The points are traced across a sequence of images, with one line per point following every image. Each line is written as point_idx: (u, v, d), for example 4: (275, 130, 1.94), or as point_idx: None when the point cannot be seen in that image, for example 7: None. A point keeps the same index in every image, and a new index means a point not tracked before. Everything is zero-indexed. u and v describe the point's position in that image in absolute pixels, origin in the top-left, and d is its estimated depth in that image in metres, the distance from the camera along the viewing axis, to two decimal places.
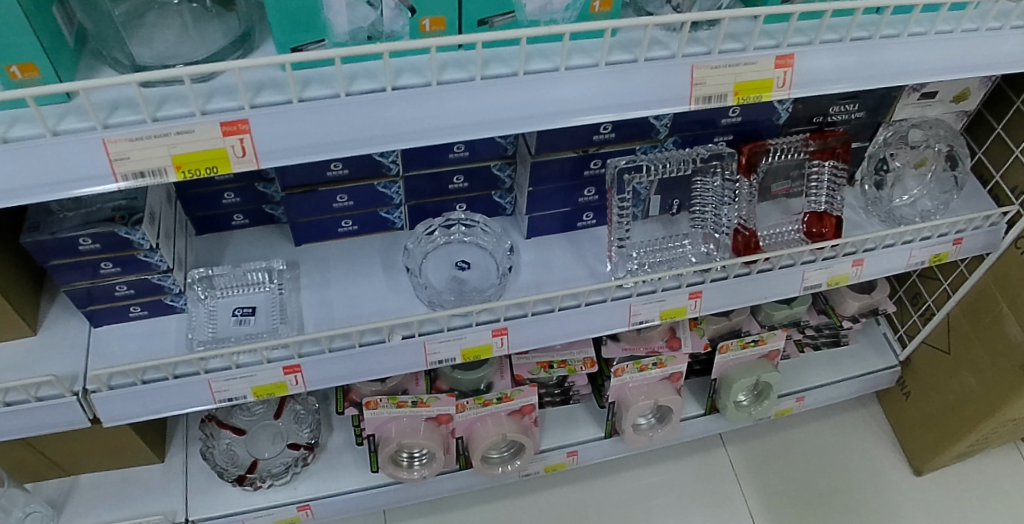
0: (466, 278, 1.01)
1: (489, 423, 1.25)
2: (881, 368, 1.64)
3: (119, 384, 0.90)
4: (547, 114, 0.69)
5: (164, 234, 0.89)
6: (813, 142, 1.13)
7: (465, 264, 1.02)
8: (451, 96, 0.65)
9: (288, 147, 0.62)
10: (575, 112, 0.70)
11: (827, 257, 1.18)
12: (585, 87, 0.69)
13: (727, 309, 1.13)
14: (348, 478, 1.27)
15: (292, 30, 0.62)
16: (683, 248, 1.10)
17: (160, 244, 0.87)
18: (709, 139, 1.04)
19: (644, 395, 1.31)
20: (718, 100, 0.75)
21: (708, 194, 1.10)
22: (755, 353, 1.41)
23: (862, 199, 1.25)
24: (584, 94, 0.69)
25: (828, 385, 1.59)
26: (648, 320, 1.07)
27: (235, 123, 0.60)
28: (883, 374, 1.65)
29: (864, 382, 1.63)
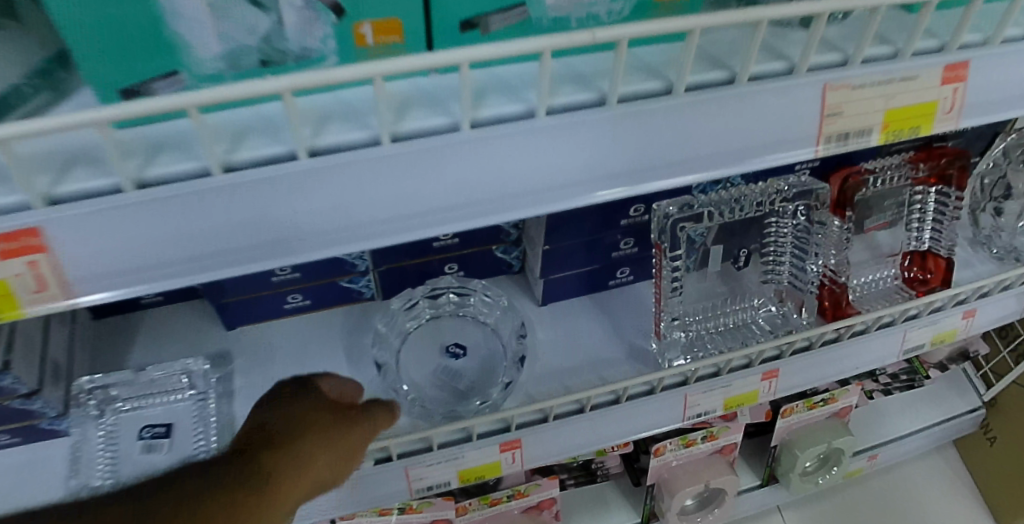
0: (460, 370, 0.73)
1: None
2: (963, 412, 1.36)
3: None
4: (589, 180, 0.41)
5: (22, 341, 0.61)
6: (921, 164, 0.88)
7: (458, 350, 0.74)
8: (419, 161, 0.37)
9: (133, 264, 0.35)
10: (634, 174, 0.42)
11: (934, 309, 0.91)
12: (648, 129, 0.40)
13: (809, 386, 0.85)
14: None
15: (120, 60, 0.35)
16: (752, 311, 0.82)
17: (15, 360, 0.59)
18: (789, 168, 0.79)
19: (693, 477, 1.04)
20: (859, 137, 0.47)
21: (784, 238, 0.81)
22: (824, 413, 1.13)
23: (971, 231, 0.96)
24: (647, 144, 0.41)
25: (907, 437, 1.30)
26: (710, 411, 0.79)
27: (18, 237, 0.33)
28: (967, 420, 1.36)
29: (946, 431, 1.35)
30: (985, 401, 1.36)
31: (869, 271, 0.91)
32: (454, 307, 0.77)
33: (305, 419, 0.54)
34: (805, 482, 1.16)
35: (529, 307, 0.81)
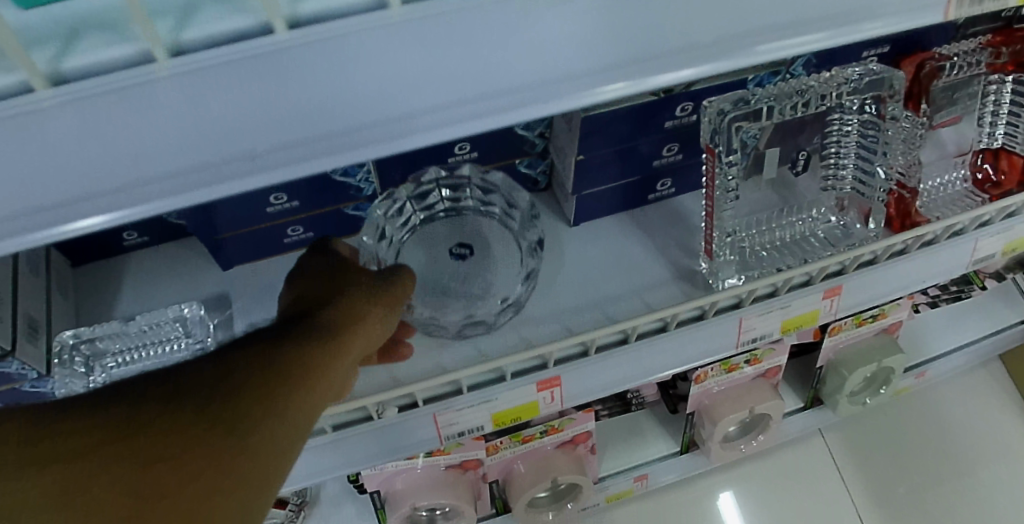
0: (468, 273, 0.65)
1: (532, 461, 0.92)
2: (1013, 323, 1.27)
3: None
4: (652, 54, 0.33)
5: None
6: (998, 48, 0.76)
7: (462, 252, 0.65)
8: (436, 32, 0.29)
9: (72, 183, 0.27)
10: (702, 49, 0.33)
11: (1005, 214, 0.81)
12: None
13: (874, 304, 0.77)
14: None
15: None
16: (811, 222, 0.73)
17: None
18: (854, 55, 0.68)
19: (736, 404, 0.98)
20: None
21: (847, 136, 0.71)
22: (873, 329, 1.06)
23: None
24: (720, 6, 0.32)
25: (957, 352, 1.23)
26: (766, 336, 0.71)
27: None
28: (1014, 330, 1.28)
29: (995, 343, 1.27)
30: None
31: (938, 174, 0.80)
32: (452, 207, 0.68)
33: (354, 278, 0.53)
34: (851, 404, 1.11)
35: (558, 229, 0.72)
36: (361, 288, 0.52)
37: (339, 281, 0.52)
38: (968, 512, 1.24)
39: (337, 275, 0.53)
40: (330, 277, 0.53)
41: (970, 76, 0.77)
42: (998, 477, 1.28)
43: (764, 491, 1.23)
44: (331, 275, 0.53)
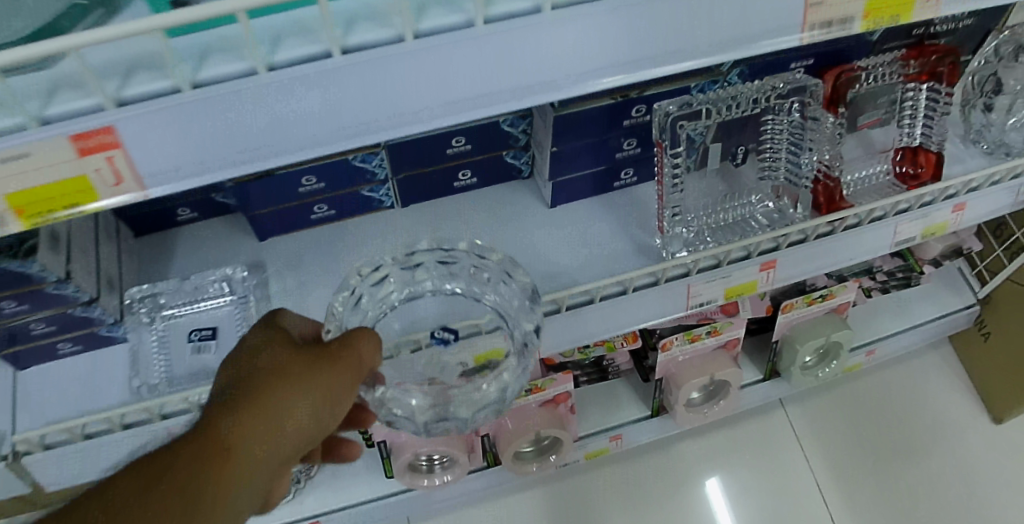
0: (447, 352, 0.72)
1: (518, 418, 1.05)
2: (958, 309, 1.40)
3: (57, 442, 0.71)
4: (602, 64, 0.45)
5: (78, 250, 0.66)
6: (913, 61, 0.88)
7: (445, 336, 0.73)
8: (441, 53, 0.41)
9: (193, 159, 0.40)
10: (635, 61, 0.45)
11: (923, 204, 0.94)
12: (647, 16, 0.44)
13: (806, 277, 0.90)
14: (363, 486, 1.10)
15: None
16: (749, 207, 0.87)
17: (74, 271, 0.64)
18: (784, 66, 0.81)
19: (697, 371, 1.11)
20: (841, 26, 0.49)
21: (780, 135, 0.85)
22: (823, 308, 1.19)
23: (963, 127, 0.97)
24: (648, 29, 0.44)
25: (905, 333, 1.36)
26: (711, 301, 0.85)
27: (93, 136, 0.37)
28: (960, 316, 1.41)
29: (941, 327, 1.40)
30: (979, 297, 1.40)
31: (863, 168, 0.94)
32: (438, 276, 0.75)
33: (283, 358, 0.58)
34: (805, 375, 1.24)
35: (540, 212, 0.86)
36: (285, 372, 0.57)
37: (270, 360, 0.58)
38: (915, 481, 1.38)
39: (268, 353, 0.59)
40: (261, 355, 0.59)
41: (891, 85, 0.89)
42: (946, 465, 1.41)
43: (731, 456, 1.37)
44: (264, 351, 0.59)
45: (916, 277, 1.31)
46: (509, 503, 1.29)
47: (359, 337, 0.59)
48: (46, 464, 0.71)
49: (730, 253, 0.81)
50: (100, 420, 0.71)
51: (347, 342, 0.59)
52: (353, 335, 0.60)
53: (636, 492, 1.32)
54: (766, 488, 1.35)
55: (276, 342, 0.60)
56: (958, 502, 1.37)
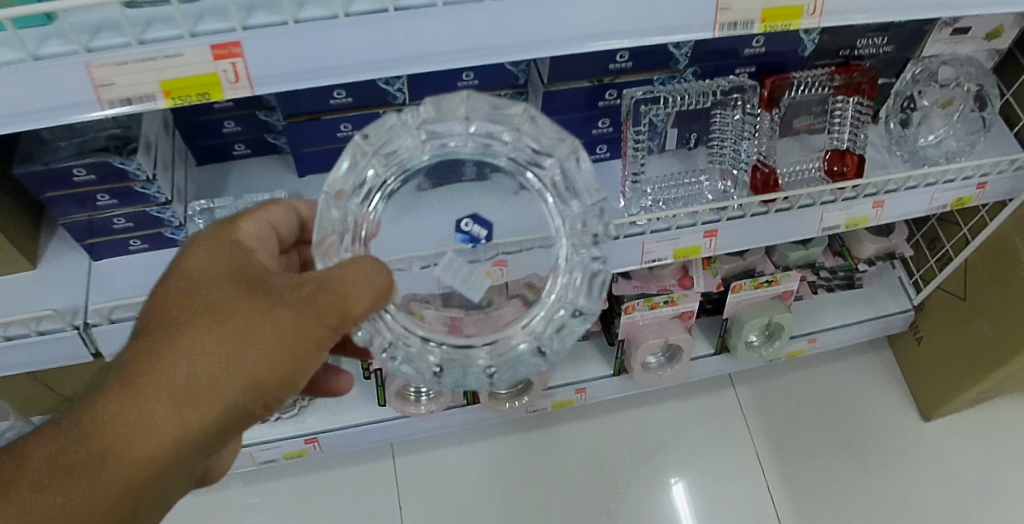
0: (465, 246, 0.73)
1: None
2: (894, 313, 1.46)
3: (120, 317, 0.84)
4: (577, 37, 0.64)
5: (161, 164, 0.80)
6: (839, 76, 1.06)
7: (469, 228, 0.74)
8: (460, 17, 0.60)
9: (286, 71, 0.59)
10: (594, 37, 0.65)
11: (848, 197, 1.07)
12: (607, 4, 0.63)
13: (743, 249, 1.07)
14: (358, 411, 1.26)
15: None
16: (700, 184, 1.04)
17: (158, 175, 0.78)
18: (730, 71, 1.00)
19: (655, 332, 1.28)
20: (744, 27, 0.70)
21: (727, 128, 1.05)
22: (769, 293, 1.31)
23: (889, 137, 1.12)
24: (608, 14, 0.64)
25: (844, 327, 1.45)
26: (660, 259, 1.03)
27: (226, 47, 0.56)
28: (896, 319, 1.47)
29: (876, 327, 1.47)
30: (915, 303, 1.46)
31: (796, 163, 1.10)
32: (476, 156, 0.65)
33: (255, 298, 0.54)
34: (750, 352, 1.40)
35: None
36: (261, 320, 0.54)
37: (235, 300, 0.54)
38: (851, 464, 1.49)
39: (240, 290, 0.55)
40: (231, 289, 0.55)
41: (819, 95, 1.07)
42: (894, 478, 1.48)
43: (685, 426, 1.51)
44: (235, 286, 0.56)
45: (859, 278, 1.43)
46: (485, 446, 1.46)
47: (348, 288, 0.53)
48: (110, 334, 0.85)
49: (678, 218, 0.99)
50: None
51: (326, 293, 0.53)
52: (333, 278, 0.53)
53: (597, 448, 1.47)
54: (717, 454, 1.48)
55: (249, 277, 0.57)
56: (895, 514, 1.44)
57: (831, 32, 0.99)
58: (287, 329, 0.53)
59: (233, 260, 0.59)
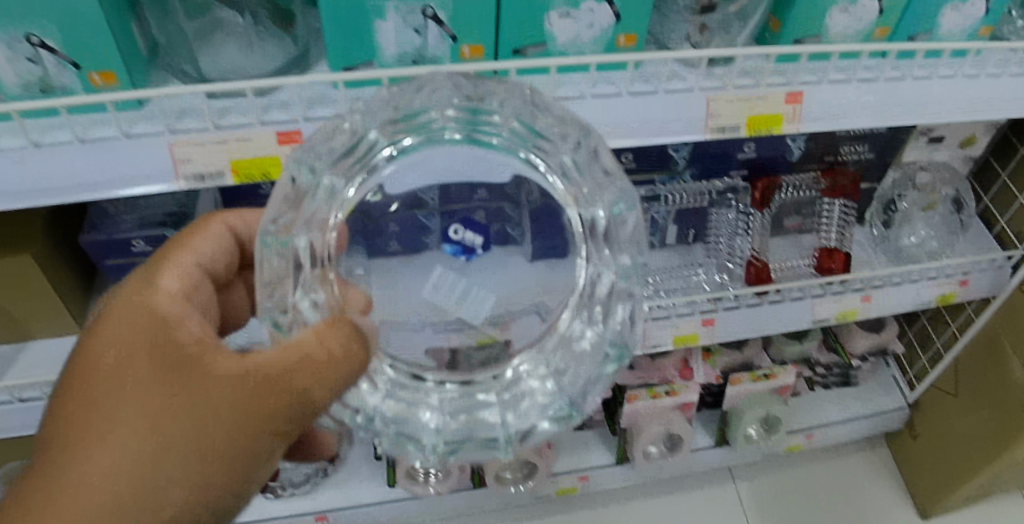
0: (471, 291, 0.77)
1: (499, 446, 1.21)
2: (889, 409, 1.49)
3: None
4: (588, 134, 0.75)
5: None
6: (824, 180, 1.12)
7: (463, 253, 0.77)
8: None
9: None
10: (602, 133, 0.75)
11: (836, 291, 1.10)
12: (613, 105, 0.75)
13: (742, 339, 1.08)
14: (366, 490, 1.27)
15: (347, 51, 0.70)
16: (698, 276, 1.11)
17: None
18: (725, 173, 1.09)
19: (656, 421, 1.28)
20: (732, 131, 0.80)
21: (722, 225, 1.13)
22: (766, 386, 1.32)
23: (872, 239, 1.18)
24: (614, 111, 0.75)
25: (841, 424, 1.47)
26: (661, 345, 1.05)
27: (289, 134, 0.66)
28: (893, 416, 1.49)
29: (873, 422, 1.49)
30: (909, 401, 1.49)
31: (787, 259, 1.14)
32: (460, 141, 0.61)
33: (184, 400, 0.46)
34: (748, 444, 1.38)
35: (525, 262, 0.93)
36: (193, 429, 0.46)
37: (171, 392, 0.47)
38: None
39: (164, 388, 0.47)
40: (154, 389, 0.47)
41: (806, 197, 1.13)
42: None
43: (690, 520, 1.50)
44: (152, 385, 0.47)
45: (853, 374, 1.50)
46: None
47: (302, 382, 0.47)
48: None
49: (677, 305, 1.02)
50: None
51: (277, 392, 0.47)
52: (300, 367, 0.48)
53: None
54: None
55: (172, 366, 0.47)
56: None
57: (818, 139, 1.06)
58: (230, 433, 0.47)
59: (146, 338, 0.49)
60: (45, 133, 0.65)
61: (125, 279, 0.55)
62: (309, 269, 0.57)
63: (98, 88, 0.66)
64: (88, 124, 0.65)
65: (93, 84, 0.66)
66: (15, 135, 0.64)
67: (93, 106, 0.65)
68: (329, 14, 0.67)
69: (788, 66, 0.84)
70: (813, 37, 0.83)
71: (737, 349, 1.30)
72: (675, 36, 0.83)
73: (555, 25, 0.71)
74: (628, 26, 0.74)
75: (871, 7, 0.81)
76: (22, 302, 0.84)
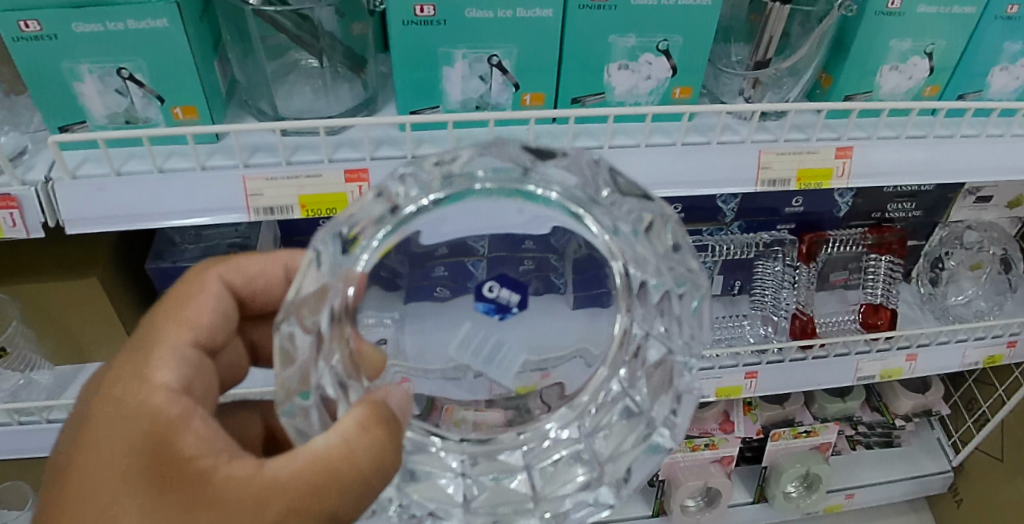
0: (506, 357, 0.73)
1: None
2: (932, 472, 1.44)
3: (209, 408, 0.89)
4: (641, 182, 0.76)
5: None
6: (872, 236, 1.11)
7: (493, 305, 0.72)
8: None
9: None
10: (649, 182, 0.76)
11: (882, 348, 1.08)
12: (668, 155, 0.76)
13: (785, 393, 1.07)
14: None
15: (415, 96, 0.74)
16: (742, 327, 1.11)
17: None
18: (772, 226, 1.09)
19: (695, 475, 1.26)
20: (783, 184, 0.81)
21: (769, 278, 1.12)
22: (807, 443, 1.31)
23: (918, 297, 1.17)
24: (669, 160, 0.76)
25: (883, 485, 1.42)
26: (703, 396, 1.05)
27: (357, 172, 0.68)
28: (936, 480, 1.44)
29: (915, 487, 1.44)
30: (954, 465, 1.44)
31: (832, 313, 1.13)
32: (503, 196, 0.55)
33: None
34: (787, 502, 1.35)
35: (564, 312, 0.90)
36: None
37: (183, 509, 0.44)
38: None
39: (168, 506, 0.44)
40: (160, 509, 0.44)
41: (853, 253, 1.12)
42: None
43: None
44: (159, 514, 0.43)
45: (896, 436, 1.46)
46: None
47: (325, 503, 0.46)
48: None
49: (721, 357, 1.02)
50: (245, 395, 0.92)
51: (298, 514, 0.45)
52: (333, 470, 0.46)
53: None
54: None
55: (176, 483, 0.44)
56: None
57: (865, 195, 1.07)
58: None
59: (148, 456, 0.45)
60: (126, 162, 0.67)
61: (119, 371, 0.51)
62: (326, 332, 0.55)
63: (178, 121, 0.69)
64: (167, 155, 0.69)
65: (176, 118, 0.69)
66: (99, 162, 0.67)
67: (172, 138, 0.69)
68: (400, 60, 0.70)
69: (838, 122, 0.86)
70: (864, 94, 0.84)
71: (779, 405, 1.26)
72: (728, 91, 0.86)
73: (613, 77, 0.74)
74: (684, 79, 0.77)
75: (921, 66, 0.83)
76: (83, 322, 0.87)
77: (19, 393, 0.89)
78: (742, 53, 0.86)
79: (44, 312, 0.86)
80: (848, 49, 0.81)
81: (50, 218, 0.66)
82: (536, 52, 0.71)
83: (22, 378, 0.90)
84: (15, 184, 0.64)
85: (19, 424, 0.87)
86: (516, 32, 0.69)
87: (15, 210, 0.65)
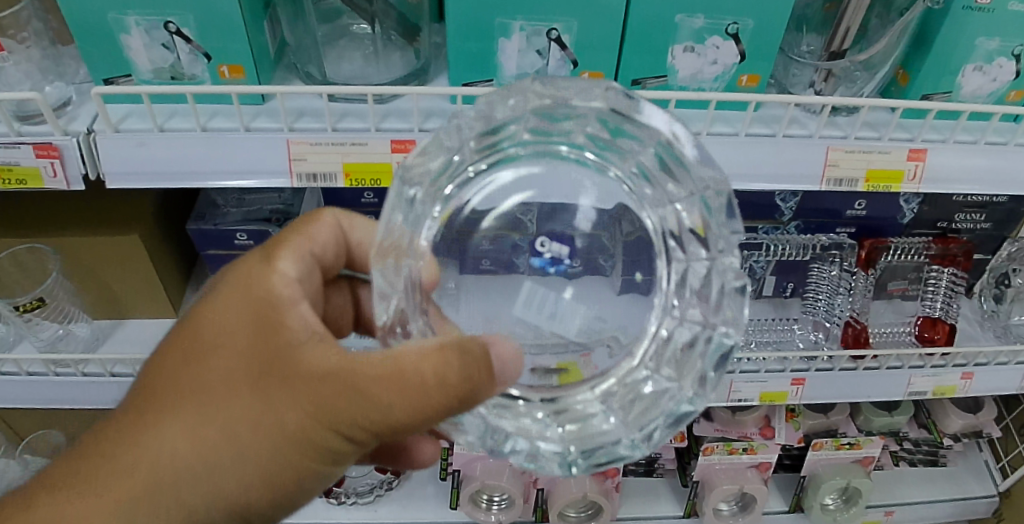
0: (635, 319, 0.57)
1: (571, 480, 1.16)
2: (977, 495, 1.37)
3: None
4: None
5: None
6: (935, 246, 1.05)
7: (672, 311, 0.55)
8: None
9: None
10: None
11: (937, 364, 1.02)
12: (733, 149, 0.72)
13: (833, 402, 1.02)
14: (428, 508, 1.24)
15: (468, 68, 0.71)
16: (793, 332, 1.06)
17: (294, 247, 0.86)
18: (832, 228, 1.05)
19: (731, 480, 1.20)
20: (849, 184, 0.76)
21: (823, 282, 1.07)
22: (849, 456, 1.24)
23: (978, 313, 1.10)
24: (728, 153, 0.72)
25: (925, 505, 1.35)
26: (747, 400, 1.00)
27: (403, 143, 0.65)
28: (981, 507, 1.37)
29: (958, 509, 1.37)
30: (1000, 490, 1.37)
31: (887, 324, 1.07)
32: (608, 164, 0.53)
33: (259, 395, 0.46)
34: (824, 514, 1.28)
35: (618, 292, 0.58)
36: (245, 404, 0.46)
37: (258, 359, 0.47)
38: None
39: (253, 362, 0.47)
40: (252, 360, 0.47)
41: (914, 261, 1.05)
42: None
43: None
44: (234, 356, 0.47)
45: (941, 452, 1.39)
46: None
47: (375, 380, 0.44)
48: None
49: (768, 362, 0.98)
50: None
51: (243, 289, 0.49)
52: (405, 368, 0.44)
53: None
54: None
55: (269, 352, 0.46)
56: None
57: (932, 201, 1.02)
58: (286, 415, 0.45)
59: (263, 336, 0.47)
60: (169, 119, 0.66)
61: (242, 260, 0.53)
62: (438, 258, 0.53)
63: (224, 80, 0.67)
64: (211, 114, 0.67)
65: (221, 77, 0.66)
66: (142, 117, 0.65)
67: (218, 97, 0.67)
68: (454, 30, 0.68)
69: (913, 122, 0.80)
70: (943, 94, 0.78)
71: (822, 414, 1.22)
72: (798, 82, 0.81)
73: (677, 59, 0.70)
74: (753, 66, 0.72)
75: (1008, 68, 0.76)
76: (122, 278, 0.87)
77: (58, 344, 0.89)
78: (815, 43, 0.82)
79: (87, 267, 0.86)
80: (929, 46, 0.75)
81: (90, 170, 0.64)
82: (598, 28, 0.67)
83: (62, 328, 0.90)
84: (57, 133, 0.63)
85: (54, 376, 0.88)
86: (577, 4, 0.65)
87: (56, 160, 0.63)
